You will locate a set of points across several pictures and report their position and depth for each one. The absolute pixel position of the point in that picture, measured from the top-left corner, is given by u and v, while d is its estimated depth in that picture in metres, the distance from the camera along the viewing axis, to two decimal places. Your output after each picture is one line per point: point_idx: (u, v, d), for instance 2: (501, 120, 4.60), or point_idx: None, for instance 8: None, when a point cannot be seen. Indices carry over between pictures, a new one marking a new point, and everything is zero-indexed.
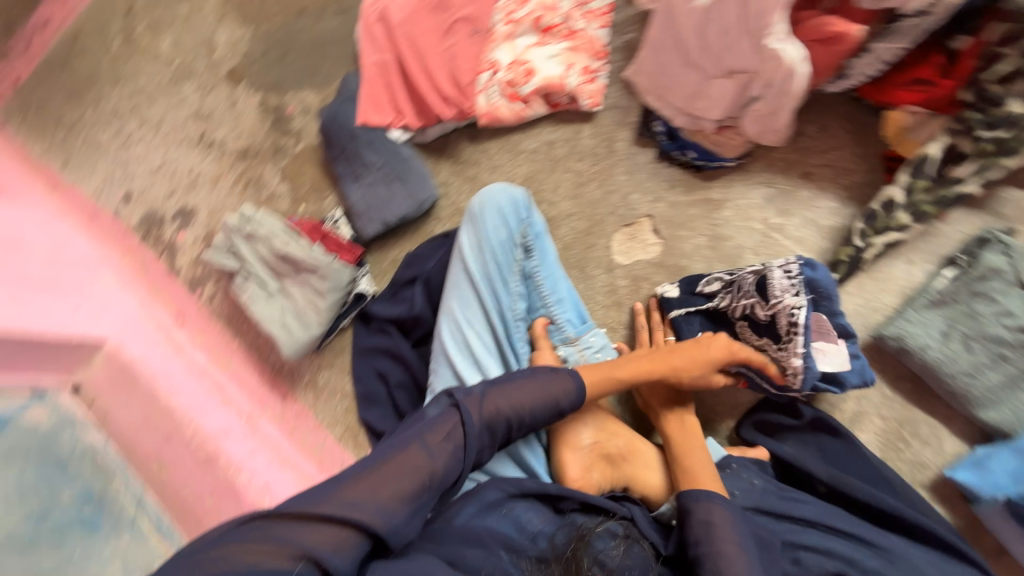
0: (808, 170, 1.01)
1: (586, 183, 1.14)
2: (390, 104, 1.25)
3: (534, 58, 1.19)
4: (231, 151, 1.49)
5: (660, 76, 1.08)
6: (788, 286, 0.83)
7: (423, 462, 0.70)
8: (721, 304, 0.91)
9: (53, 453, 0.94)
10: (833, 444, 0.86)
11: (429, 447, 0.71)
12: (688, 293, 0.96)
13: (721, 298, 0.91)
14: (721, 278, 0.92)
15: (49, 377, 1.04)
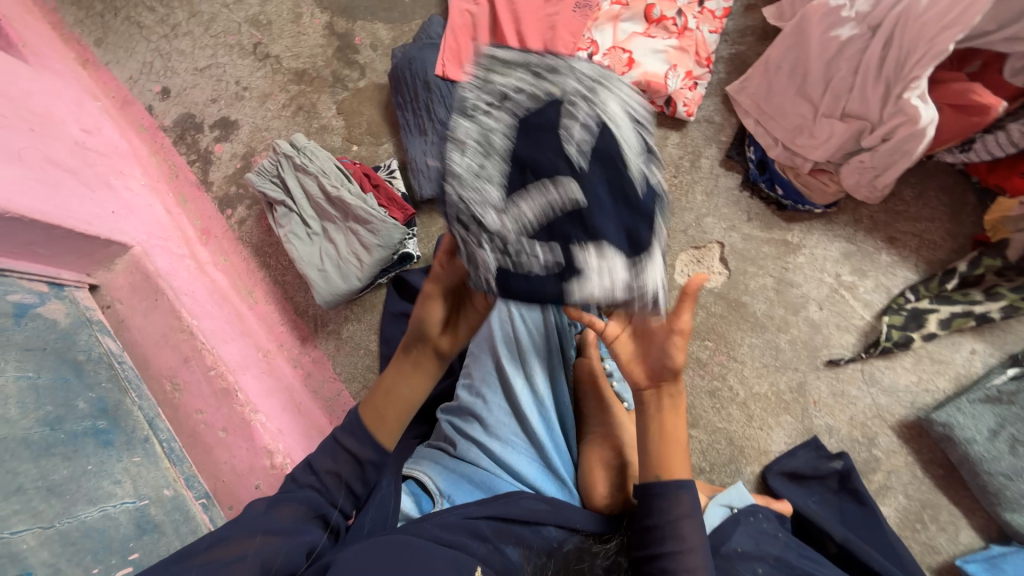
0: (893, 235, 0.98)
1: (661, 194, 1.09)
2: (473, 61, 1.17)
3: (637, 48, 1.11)
4: (286, 69, 1.39)
5: (767, 99, 1.02)
6: (508, 220, 0.52)
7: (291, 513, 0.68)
8: (542, 255, 0.52)
9: (71, 353, 0.85)
10: (856, 510, 0.86)
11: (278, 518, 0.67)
12: (552, 274, 0.53)
13: (556, 257, 0.52)
14: (558, 249, 0.52)
15: (70, 272, 0.97)
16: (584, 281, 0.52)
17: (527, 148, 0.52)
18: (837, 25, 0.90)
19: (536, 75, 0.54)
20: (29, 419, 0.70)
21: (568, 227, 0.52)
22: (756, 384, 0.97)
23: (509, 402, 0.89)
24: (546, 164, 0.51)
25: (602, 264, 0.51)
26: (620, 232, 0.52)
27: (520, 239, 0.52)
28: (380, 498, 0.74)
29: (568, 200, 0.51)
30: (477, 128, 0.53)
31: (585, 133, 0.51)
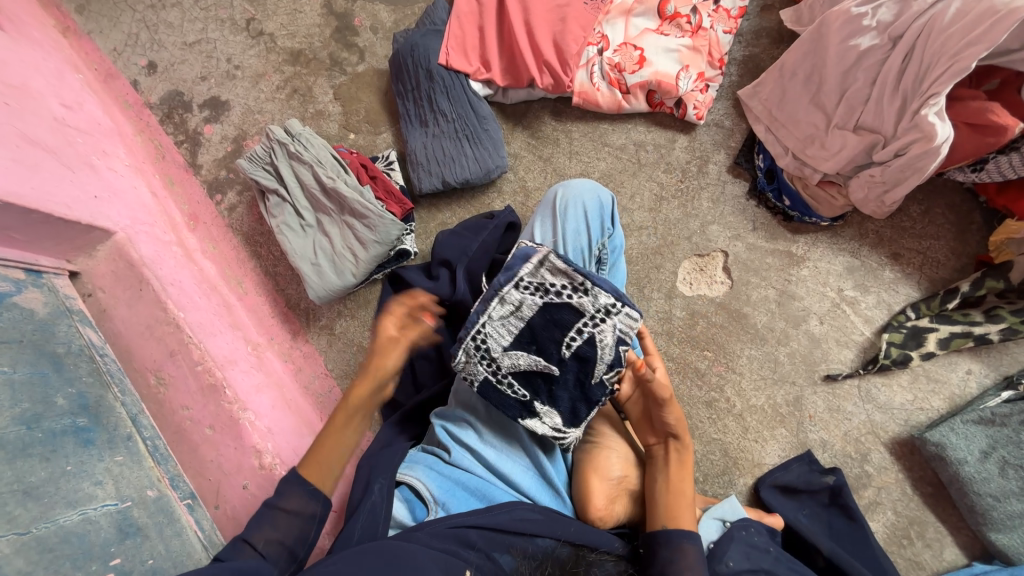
0: (898, 251, 0.97)
1: (667, 199, 1.06)
2: (477, 51, 1.12)
3: (649, 45, 1.07)
4: (281, 49, 1.33)
5: (779, 106, 1.00)
6: (512, 356, 0.76)
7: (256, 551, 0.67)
8: (519, 391, 0.77)
9: (50, 346, 0.81)
10: (845, 526, 0.86)
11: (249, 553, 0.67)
12: (519, 403, 0.78)
13: (527, 392, 0.77)
14: (530, 392, 0.77)
15: (49, 258, 0.93)
16: (534, 423, 0.78)
17: (542, 326, 0.75)
18: (857, 33, 0.87)
19: (575, 283, 0.74)
20: (4, 417, 0.67)
21: (541, 383, 0.77)
22: (753, 396, 0.96)
23: (501, 422, 0.88)
24: (548, 348, 0.75)
25: (548, 418, 0.77)
26: (567, 407, 0.77)
27: (510, 379, 0.76)
28: (370, 505, 0.77)
29: (545, 369, 0.75)
30: (518, 302, 0.74)
31: (580, 341, 0.74)
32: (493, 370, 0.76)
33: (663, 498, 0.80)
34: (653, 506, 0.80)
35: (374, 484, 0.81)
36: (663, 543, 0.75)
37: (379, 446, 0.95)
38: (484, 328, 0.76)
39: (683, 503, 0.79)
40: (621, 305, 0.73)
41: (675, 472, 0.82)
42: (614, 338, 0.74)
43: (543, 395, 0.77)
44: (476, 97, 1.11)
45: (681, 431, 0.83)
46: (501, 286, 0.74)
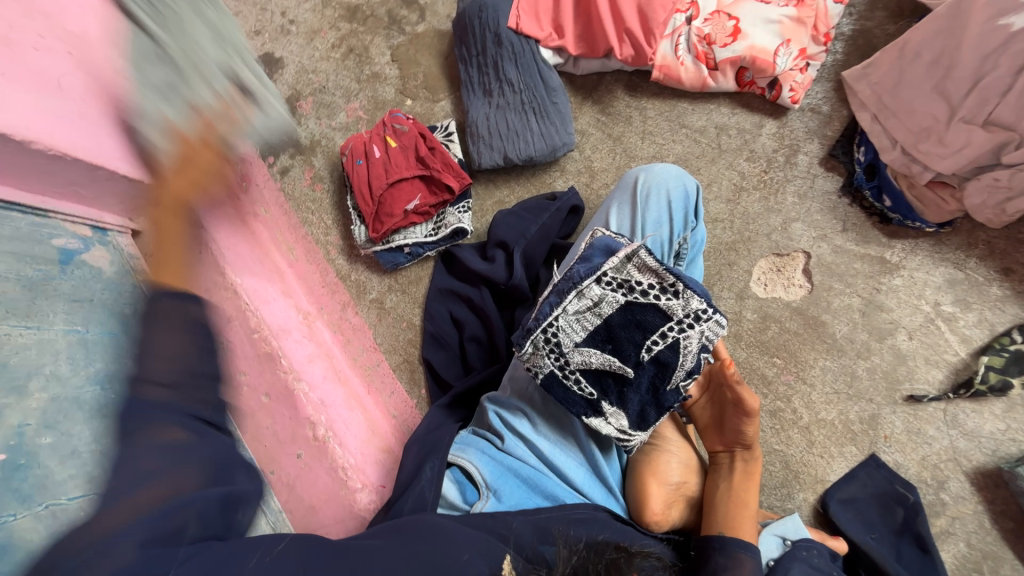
0: (1011, 266, 0.86)
1: (748, 190, 0.98)
2: (551, 14, 1.03)
3: (746, 15, 0.96)
4: (337, 4, 1.26)
5: (892, 92, 0.89)
6: (583, 354, 0.72)
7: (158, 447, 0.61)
8: (586, 389, 0.74)
9: (119, 306, 0.82)
10: (915, 558, 0.82)
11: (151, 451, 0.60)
12: (582, 401, 0.75)
13: (592, 389, 0.74)
14: (595, 391, 0.74)
15: (113, 216, 0.93)
16: (599, 422, 0.75)
17: (621, 325, 0.70)
18: (1009, 11, 0.74)
19: (663, 282, 0.69)
20: (81, 376, 0.69)
21: (611, 383, 0.73)
22: (823, 410, 0.91)
23: (554, 415, 0.85)
24: (624, 349, 0.71)
25: (614, 419, 0.74)
26: (636, 410, 0.73)
27: (579, 376, 0.73)
28: (419, 490, 0.78)
29: (619, 370, 0.72)
30: (598, 298, 0.70)
31: (659, 344, 0.69)
32: (558, 365, 0.74)
33: (722, 507, 0.77)
34: (710, 513, 0.77)
35: (425, 467, 0.82)
36: (718, 549, 0.72)
37: (427, 426, 0.95)
38: (555, 324, 0.72)
39: (745, 516, 0.75)
40: (712, 313, 0.68)
41: (738, 482, 0.79)
42: (699, 346, 0.69)
43: (609, 394, 0.74)
44: (546, 66, 1.03)
45: (752, 442, 0.79)
46: (581, 281, 0.71)
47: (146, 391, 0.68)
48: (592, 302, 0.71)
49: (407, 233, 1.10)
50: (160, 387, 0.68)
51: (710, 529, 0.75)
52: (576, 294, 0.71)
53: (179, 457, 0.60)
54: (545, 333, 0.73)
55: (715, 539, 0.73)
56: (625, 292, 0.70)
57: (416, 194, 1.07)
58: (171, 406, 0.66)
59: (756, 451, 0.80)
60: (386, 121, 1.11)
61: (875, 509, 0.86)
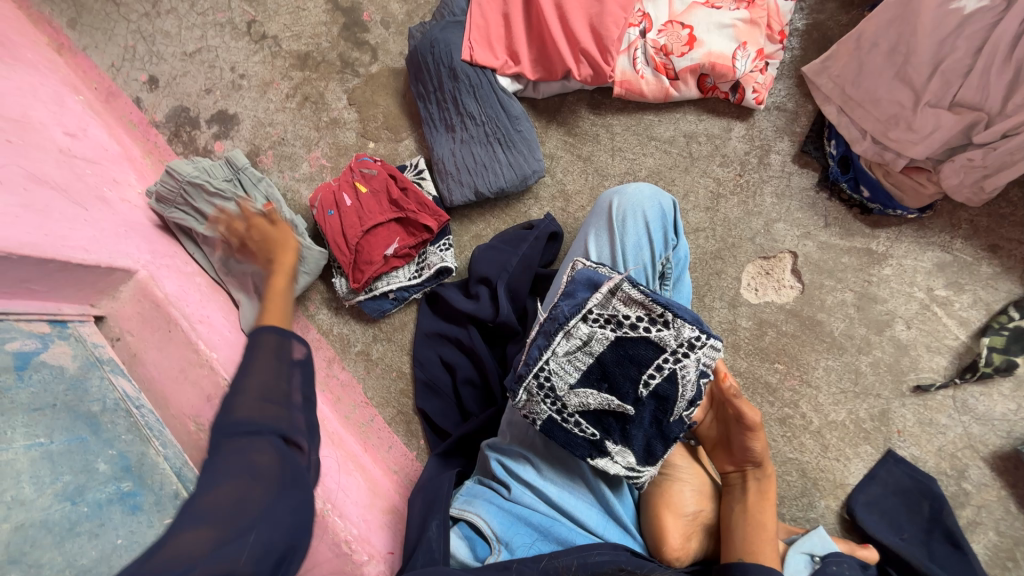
0: (997, 242, 0.86)
1: (725, 196, 0.96)
2: (504, 42, 1.01)
3: (698, 22, 0.94)
4: (286, 52, 1.23)
5: (854, 83, 0.88)
6: (580, 394, 0.69)
7: (265, 466, 0.52)
8: (587, 430, 0.70)
9: (85, 406, 0.77)
10: (951, 555, 0.79)
11: (251, 466, 0.51)
12: (585, 442, 0.71)
13: (592, 428, 0.70)
14: (596, 431, 0.70)
15: (71, 305, 0.88)
16: (606, 463, 0.71)
17: (614, 362, 0.68)
18: None
19: (652, 313, 0.66)
20: (46, 495, 0.64)
21: (612, 422, 0.70)
22: (832, 411, 0.88)
23: (558, 458, 0.81)
24: (621, 386, 0.68)
25: (621, 458, 0.70)
26: (642, 446, 0.70)
27: (578, 418, 0.69)
28: (427, 547, 0.74)
29: (619, 408, 0.68)
30: (587, 336, 0.68)
31: (656, 376, 0.67)
32: (554, 409, 0.70)
33: (739, 532, 0.73)
34: (727, 540, 0.73)
35: (430, 522, 0.78)
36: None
37: (427, 480, 0.91)
38: (545, 367, 0.69)
39: (764, 541, 0.71)
40: (707, 338, 0.65)
41: (753, 503, 0.75)
42: (698, 374, 0.66)
43: (612, 434, 0.70)
44: (505, 95, 1.01)
45: (763, 459, 0.76)
46: (567, 321, 0.68)
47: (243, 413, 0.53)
48: (582, 340, 0.68)
49: (391, 277, 1.05)
50: (258, 407, 0.54)
51: (728, 556, 0.71)
52: (564, 331, 0.68)
53: (253, 484, 0.50)
54: (536, 376, 0.70)
55: (733, 566, 0.69)
56: (614, 325, 0.67)
57: (394, 237, 1.03)
58: (254, 424, 0.53)
59: (768, 468, 0.77)
60: (353, 167, 1.05)
61: (901, 508, 0.84)
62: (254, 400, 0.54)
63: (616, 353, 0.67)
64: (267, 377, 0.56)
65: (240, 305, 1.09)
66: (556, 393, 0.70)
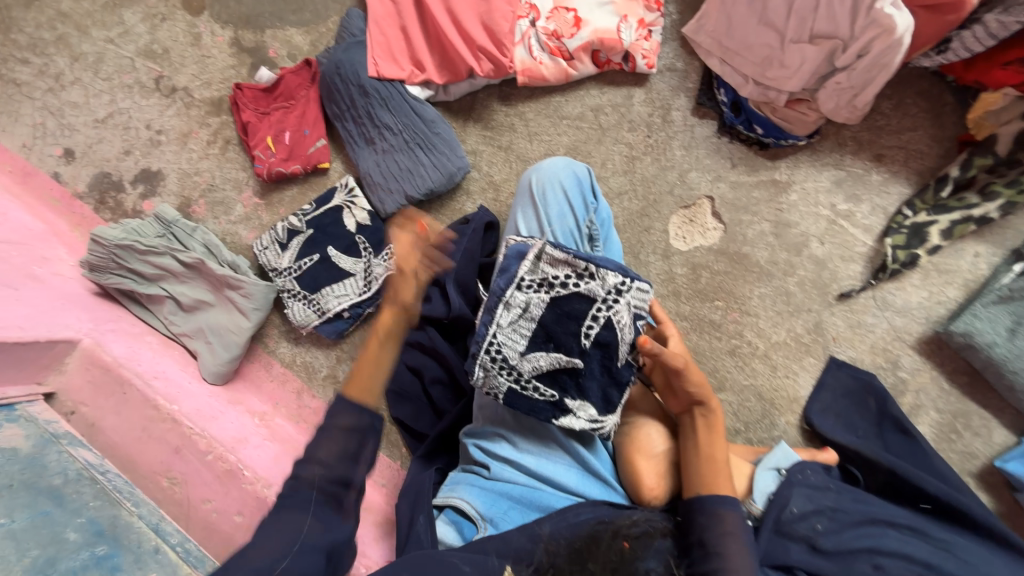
0: (881, 152, 0.94)
1: (639, 157, 1.02)
2: (406, 53, 1.05)
3: (581, 4, 1.01)
4: (200, 101, 1.24)
5: (728, 35, 0.96)
6: (530, 359, 0.72)
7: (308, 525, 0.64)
8: (544, 392, 0.73)
9: (45, 482, 0.75)
10: (901, 442, 0.86)
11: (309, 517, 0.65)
12: (545, 403, 0.74)
13: (548, 389, 0.73)
14: (553, 391, 0.74)
15: (17, 387, 0.86)
16: (570, 419, 0.74)
17: (555, 322, 0.71)
18: None
19: (578, 268, 0.71)
20: (15, 572, 0.63)
21: (567, 378, 0.73)
22: (774, 333, 0.95)
23: (532, 423, 0.84)
24: (566, 343, 0.72)
25: (583, 411, 0.73)
26: (599, 395, 0.74)
27: (533, 382, 0.72)
28: (416, 534, 0.76)
29: (569, 363, 0.72)
30: (525, 303, 0.71)
31: (595, 326, 0.71)
32: (510, 379, 0.73)
33: (695, 467, 0.76)
34: (687, 476, 0.76)
35: (419, 515, 0.80)
36: (698, 509, 0.73)
37: (408, 482, 0.92)
38: (495, 342, 0.72)
39: (717, 470, 0.74)
40: (631, 282, 0.71)
41: (704, 438, 0.77)
42: (631, 315, 0.71)
43: (569, 390, 0.73)
44: (417, 102, 1.05)
45: (704, 396, 0.77)
46: (504, 292, 0.71)
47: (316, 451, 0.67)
48: (521, 307, 0.72)
49: (344, 296, 1.07)
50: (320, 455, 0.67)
51: (687, 490, 0.75)
52: (503, 304, 0.72)
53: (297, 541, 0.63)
54: (488, 351, 0.73)
55: (694, 501, 0.73)
56: (547, 288, 0.71)
57: None
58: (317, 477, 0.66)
59: (714, 402, 0.78)
60: None
61: (852, 409, 0.90)
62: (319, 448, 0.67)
63: (554, 312, 0.71)
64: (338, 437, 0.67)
65: (197, 354, 1.09)
66: (509, 365, 0.73)
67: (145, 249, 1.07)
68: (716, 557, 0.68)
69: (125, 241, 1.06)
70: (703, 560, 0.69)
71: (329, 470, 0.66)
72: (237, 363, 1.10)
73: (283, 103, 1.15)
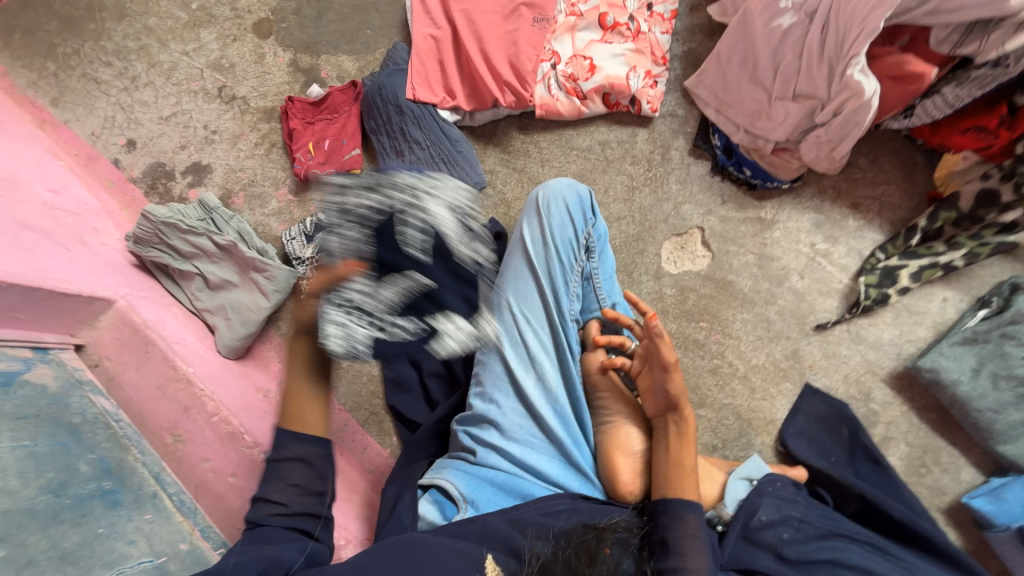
0: (857, 201, 1.04)
1: (638, 188, 1.13)
2: (440, 82, 1.20)
3: (597, 54, 1.17)
4: (254, 109, 1.40)
5: (723, 89, 1.09)
6: (372, 288, 0.81)
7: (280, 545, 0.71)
8: (411, 322, 0.82)
9: (66, 419, 0.82)
10: (871, 471, 0.89)
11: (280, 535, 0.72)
12: (399, 331, 0.81)
13: (415, 320, 0.82)
14: (416, 318, 0.82)
15: (53, 334, 0.94)
16: (442, 341, 0.82)
17: (373, 241, 0.82)
18: (777, 15, 0.99)
19: (371, 187, 0.82)
20: (32, 487, 0.68)
21: (422, 302, 0.83)
22: (754, 356, 1.01)
23: (522, 402, 0.89)
24: (397, 260, 0.81)
25: (456, 332, 0.84)
26: (466, 308, 0.85)
27: (390, 318, 0.81)
28: (398, 517, 0.81)
29: (420, 284, 0.82)
30: (336, 222, 0.82)
31: (417, 232, 0.83)
32: (355, 284, 0.81)
33: (664, 470, 0.79)
34: (656, 477, 0.80)
35: (404, 495, 0.85)
36: (663, 510, 0.76)
37: (399, 467, 0.97)
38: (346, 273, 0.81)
39: (685, 475, 0.78)
40: (423, 181, 0.85)
41: (674, 444, 0.81)
42: (452, 218, 0.85)
43: (421, 312, 0.83)
44: (445, 123, 1.19)
45: (680, 402, 0.81)
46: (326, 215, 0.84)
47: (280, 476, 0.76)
48: (340, 227, 0.82)
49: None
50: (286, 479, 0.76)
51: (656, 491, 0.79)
52: (333, 229, 0.82)
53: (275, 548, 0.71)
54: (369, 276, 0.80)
55: (660, 502, 0.77)
56: (353, 206, 0.82)
57: None
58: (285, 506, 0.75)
59: (687, 411, 0.82)
60: None
61: (825, 435, 0.95)
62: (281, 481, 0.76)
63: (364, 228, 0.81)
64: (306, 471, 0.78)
65: (216, 328, 1.16)
66: (359, 291, 0.81)
67: (186, 228, 1.18)
68: (676, 557, 0.72)
69: (169, 219, 1.17)
70: (662, 556, 0.73)
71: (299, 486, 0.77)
72: (250, 341, 1.18)
73: (327, 115, 1.30)
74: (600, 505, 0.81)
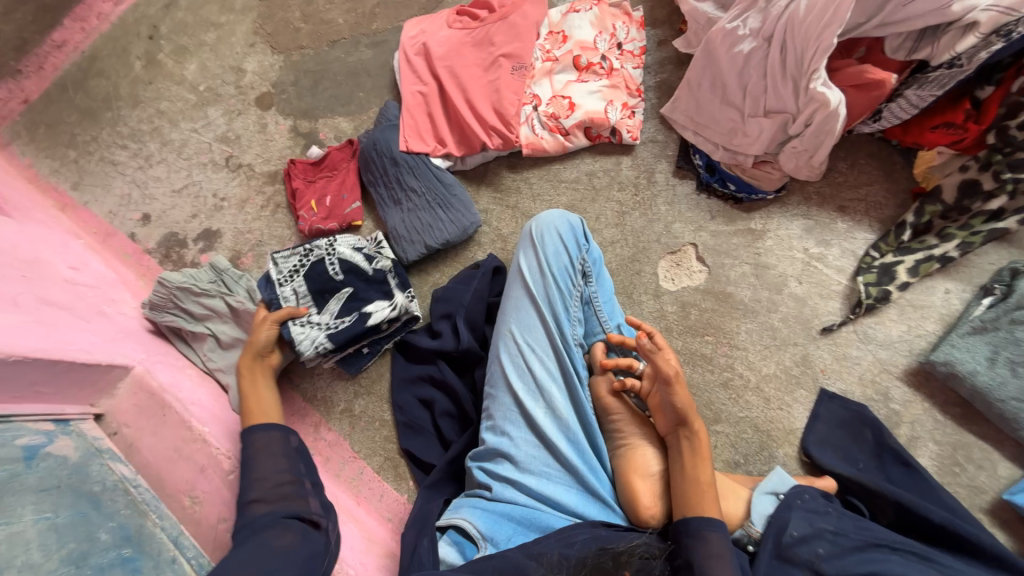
0: (843, 204, 1.07)
1: (628, 212, 1.17)
2: (431, 132, 1.28)
3: (575, 93, 1.24)
4: (259, 174, 1.48)
5: (698, 112, 1.15)
6: (328, 316, 1.13)
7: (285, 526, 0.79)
8: (348, 319, 1.12)
9: (86, 487, 0.83)
10: (903, 474, 0.87)
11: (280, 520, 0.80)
12: (358, 323, 1.11)
13: (349, 317, 1.12)
14: (352, 314, 1.12)
15: (74, 405, 0.97)
16: (375, 315, 1.11)
17: (353, 273, 1.16)
18: (738, 42, 1.05)
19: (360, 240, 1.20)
20: (53, 560, 0.69)
21: (352, 306, 1.13)
22: (764, 366, 1.01)
23: (534, 432, 0.88)
24: (359, 290, 1.15)
25: (379, 308, 1.11)
26: (378, 295, 1.14)
27: (334, 320, 1.11)
28: (418, 559, 0.79)
29: (380, 304, 1.12)
30: (321, 256, 1.17)
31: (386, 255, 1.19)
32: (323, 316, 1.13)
33: (682, 489, 0.78)
34: (676, 498, 0.78)
35: (423, 538, 0.83)
36: (685, 532, 0.74)
37: (416, 510, 0.95)
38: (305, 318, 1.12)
39: (704, 492, 0.76)
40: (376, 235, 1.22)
41: (689, 462, 0.79)
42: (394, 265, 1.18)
43: (341, 309, 1.13)
44: (439, 169, 1.25)
45: (689, 416, 0.81)
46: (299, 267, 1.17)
47: (262, 472, 0.86)
48: (320, 267, 1.16)
49: (367, 311, 1.11)
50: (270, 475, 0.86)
51: (676, 512, 0.77)
52: (321, 273, 1.16)
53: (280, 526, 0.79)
54: (347, 315, 1.12)
55: (681, 523, 0.75)
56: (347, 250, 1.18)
57: None
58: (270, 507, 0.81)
59: (697, 424, 0.81)
60: None
61: (848, 440, 0.92)
62: (263, 480, 0.85)
63: (338, 270, 1.16)
64: (273, 464, 0.88)
65: (229, 387, 1.19)
66: (314, 325, 1.12)
67: (198, 293, 1.22)
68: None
69: (181, 283, 1.21)
70: None
71: (272, 483, 0.84)
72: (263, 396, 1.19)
73: (327, 173, 1.38)
74: (623, 532, 0.78)
